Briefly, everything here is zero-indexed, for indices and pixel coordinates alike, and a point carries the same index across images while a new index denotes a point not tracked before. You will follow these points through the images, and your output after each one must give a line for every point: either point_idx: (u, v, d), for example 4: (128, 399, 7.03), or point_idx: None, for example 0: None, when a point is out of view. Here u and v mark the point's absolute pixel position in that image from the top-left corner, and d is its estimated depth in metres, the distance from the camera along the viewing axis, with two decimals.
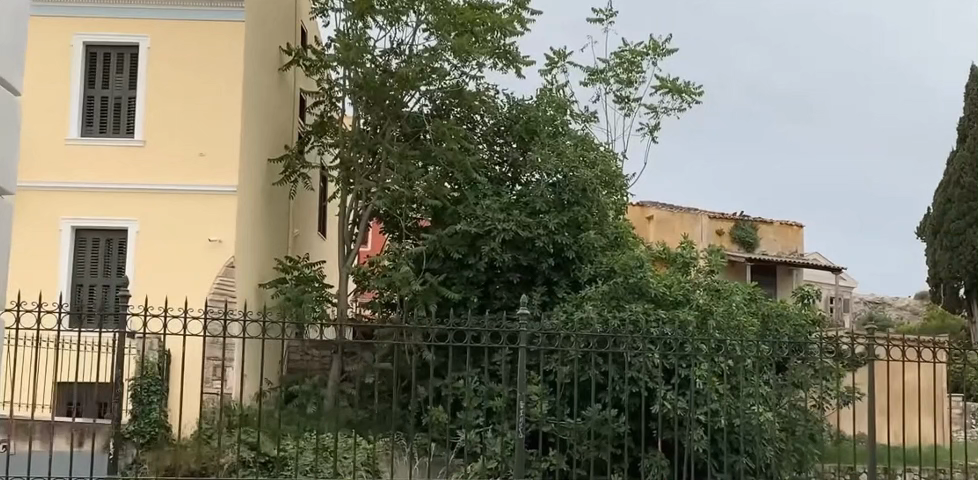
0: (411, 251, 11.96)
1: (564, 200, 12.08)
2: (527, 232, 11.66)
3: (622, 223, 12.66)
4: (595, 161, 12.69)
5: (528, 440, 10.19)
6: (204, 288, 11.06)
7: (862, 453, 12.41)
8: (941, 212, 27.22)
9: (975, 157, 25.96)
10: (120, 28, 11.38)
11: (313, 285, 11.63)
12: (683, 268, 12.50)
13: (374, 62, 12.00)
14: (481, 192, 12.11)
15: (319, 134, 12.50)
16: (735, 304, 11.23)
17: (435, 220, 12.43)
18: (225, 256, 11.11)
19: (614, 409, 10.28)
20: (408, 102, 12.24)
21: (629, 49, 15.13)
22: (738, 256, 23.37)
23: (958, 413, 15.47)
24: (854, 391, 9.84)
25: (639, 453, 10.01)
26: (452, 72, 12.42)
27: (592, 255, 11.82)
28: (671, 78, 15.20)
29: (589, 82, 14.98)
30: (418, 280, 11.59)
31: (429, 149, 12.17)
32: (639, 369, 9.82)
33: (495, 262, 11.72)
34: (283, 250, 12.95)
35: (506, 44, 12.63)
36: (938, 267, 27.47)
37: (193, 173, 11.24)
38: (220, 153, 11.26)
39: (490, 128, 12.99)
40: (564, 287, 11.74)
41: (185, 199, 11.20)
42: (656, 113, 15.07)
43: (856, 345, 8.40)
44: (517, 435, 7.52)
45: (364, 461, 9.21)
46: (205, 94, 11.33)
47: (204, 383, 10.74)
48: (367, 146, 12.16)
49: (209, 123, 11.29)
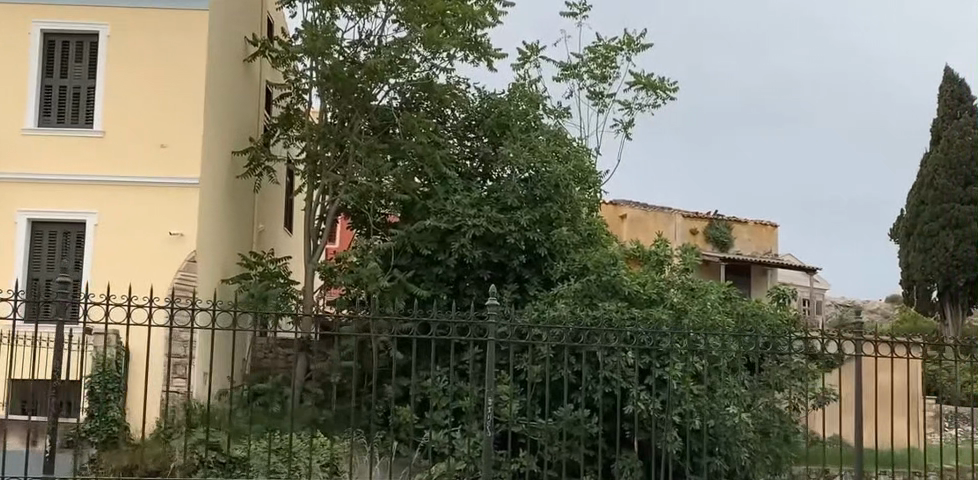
0: (379, 247, 11.65)
1: (536, 196, 11.87)
2: (498, 229, 11.38)
3: (596, 220, 12.40)
4: (567, 156, 12.47)
5: (499, 442, 9.89)
6: (165, 283, 10.71)
7: (838, 455, 12.19)
8: (914, 213, 27.09)
9: (949, 159, 26.13)
10: (80, 16, 11.03)
11: (278, 281, 11.33)
12: (657, 266, 12.22)
13: (342, 54, 11.69)
14: (451, 188, 11.80)
15: (285, 127, 12.14)
16: (710, 304, 11.00)
17: (404, 216, 12.14)
18: (187, 250, 10.76)
19: (586, 410, 10.01)
20: (376, 95, 11.95)
21: (603, 44, 14.88)
22: (712, 256, 23.22)
23: (933, 415, 15.28)
24: (831, 392, 9.61)
25: (613, 454, 9.75)
26: (422, 64, 12.14)
27: (565, 251, 11.56)
28: (645, 74, 14.96)
29: (562, 78, 14.72)
30: (386, 277, 11.28)
31: (398, 143, 11.87)
32: (612, 368, 9.57)
33: (465, 259, 11.42)
34: (247, 245, 12.63)
35: (478, 36, 12.36)
36: (912, 269, 27.36)
37: (154, 165, 10.89)
38: (181, 144, 10.91)
39: (461, 123, 12.74)
40: (536, 285, 11.47)
41: (147, 191, 10.86)
42: (631, 108, 14.82)
43: (836, 345, 8.12)
44: (488, 435, 7.23)
45: (328, 461, 8.90)
46: (167, 84, 10.98)
47: (164, 381, 10.40)
48: (334, 140, 11.82)
49: (170, 114, 10.95)
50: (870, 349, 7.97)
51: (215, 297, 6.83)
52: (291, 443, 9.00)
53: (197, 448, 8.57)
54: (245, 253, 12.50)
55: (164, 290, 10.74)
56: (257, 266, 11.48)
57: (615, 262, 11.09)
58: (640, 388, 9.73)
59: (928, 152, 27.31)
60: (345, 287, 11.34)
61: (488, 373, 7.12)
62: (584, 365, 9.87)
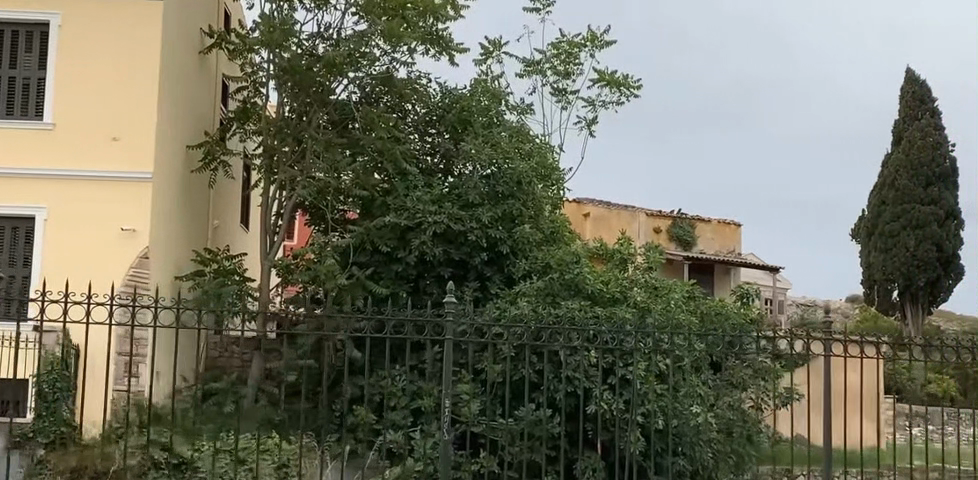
0: (337, 244, 11.42)
1: (498, 192, 11.68)
2: (459, 226, 11.20)
3: (559, 218, 12.25)
4: (530, 153, 12.25)
5: (459, 442, 9.72)
6: (117, 280, 10.43)
7: (801, 455, 12.07)
8: (876, 214, 27.12)
9: (910, 160, 26.19)
10: (30, 5, 10.70)
11: (234, 279, 11.10)
12: (620, 265, 12.03)
13: (300, 46, 11.47)
14: (411, 184, 11.60)
15: (241, 121, 11.86)
16: (673, 303, 10.87)
17: (363, 212, 11.93)
18: (140, 246, 10.49)
19: (548, 409, 9.82)
20: (335, 89, 11.72)
21: (567, 40, 14.70)
22: (675, 256, 23.17)
23: (894, 416, 15.22)
24: (795, 392, 9.48)
25: (575, 455, 9.58)
26: (382, 58, 11.91)
27: (527, 249, 11.39)
28: (610, 71, 14.79)
29: (525, 74, 14.53)
30: (344, 274, 11.05)
31: (357, 138, 11.68)
32: (575, 367, 9.41)
33: (426, 257, 11.20)
34: (202, 240, 12.37)
35: (439, 30, 12.16)
36: (873, 269, 27.38)
37: (106, 158, 10.61)
38: (134, 137, 10.63)
39: (421, 118, 12.53)
40: (497, 283, 11.30)
41: (98, 186, 10.57)
42: (595, 106, 14.64)
43: (798, 344, 7.99)
44: (445, 437, 7.04)
45: (285, 462, 8.66)
46: (119, 76, 10.72)
47: (115, 380, 10.11)
48: (291, 134, 11.57)
49: (122, 106, 10.68)
50: (836, 347, 7.87)
51: (165, 293, 6.61)
52: (246, 444, 8.75)
53: (149, 448, 8.30)
54: (199, 250, 12.23)
55: (117, 287, 10.46)
56: (211, 263, 11.23)
57: (577, 260, 10.93)
58: (603, 387, 9.57)
59: (890, 153, 27.36)
60: (303, 285, 11.10)
61: (445, 373, 6.93)
62: (546, 364, 9.70)
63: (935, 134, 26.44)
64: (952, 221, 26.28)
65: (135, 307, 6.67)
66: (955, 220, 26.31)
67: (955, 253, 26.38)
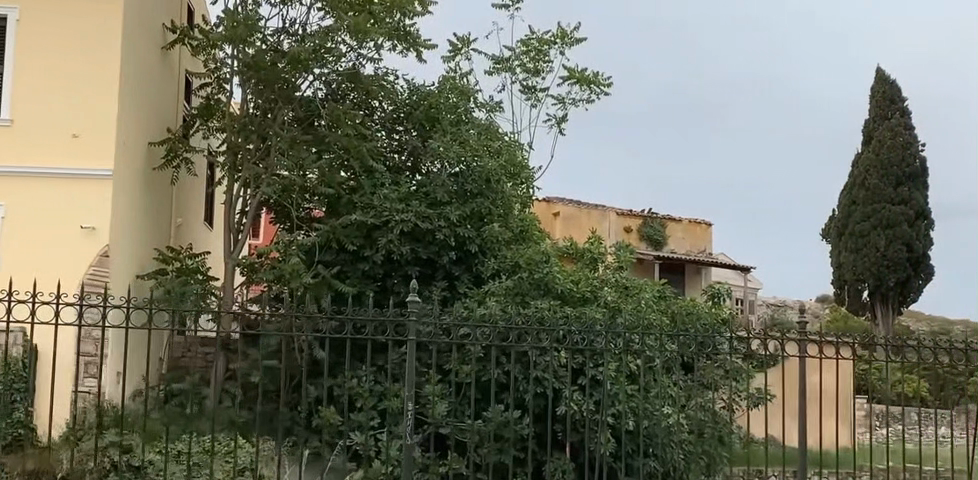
0: (302, 242, 11.20)
1: (466, 191, 11.57)
2: (427, 224, 11.05)
3: (528, 217, 12.10)
4: (499, 150, 12.07)
5: (427, 444, 9.59)
6: (75, 279, 10.15)
7: (772, 456, 11.96)
8: (846, 213, 27.12)
9: (880, 160, 26.21)
10: None
11: (197, 278, 10.97)
12: (591, 264, 11.88)
13: (265, 42, 11.26)
14: (378, 182, 11.45)
15: (205, 117, 11.63)
16: (644, 303, 10.75)
17: (329, 210, 11.80)
18: (99, 245, 10.17)
19: (517, 410, 9.67)
20: (301, 85, 11.51)
21: (537, 37, 14.56)
22: (646, 255, 23.10)
23: (865, 417, 15.16)
24: (766, 391, 9.36)
25: (544, 456, 9.43)
26: (348, 54, 11.73)
27: (496, 248, 11.29)
28: (579, 68, 14.65)
29: (494, 71, 14.37)
30: (310, 273, 10.85)
31: (323, 135, 11.49)
32: (544, 367, 9.29)
33: (393, 255, 11.04)
34: (164, 239, 12.17)
35: (406, 26, 11.98)
36: (843, 269, 27.37)
37: (65, 154, 10.32)
38: (94, 133, 10.34)
39: (389, 115, 12.32)
40: (466, 282, 11.15)
41: (57, 182, 10.28)
42: (564, 103, 14.48)
43: (769, 344, 7.87)
44: (409, 441, 6.78)
45: (248, 464, 8.43)
46: (78, 70, 10.43)
47: (77, 380, 9.81)
48: (256, 132, 11.35)
49: (81, 101, 10.39)
50: (811, 348, 7.79)
51: (121, 293, 6.38)
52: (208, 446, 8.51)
53: (109, 450, 8.06)
54: (161, 249, 12.00)
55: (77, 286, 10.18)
56: (174, 261, 11.09)
57: (547, 260, 10.78)
58: (573, 387, 9.43)
59: (860, 153, 27.37)
60: (268, 284, 10.89)
61: (409, 373, 6.75)
62: (515, 364, 9.56)
63: (904, 134, 26.46)
64: (922, 221, 26.33)
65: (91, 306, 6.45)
66: (924, 220, 26.37)
67: (925, 253, 26.44)
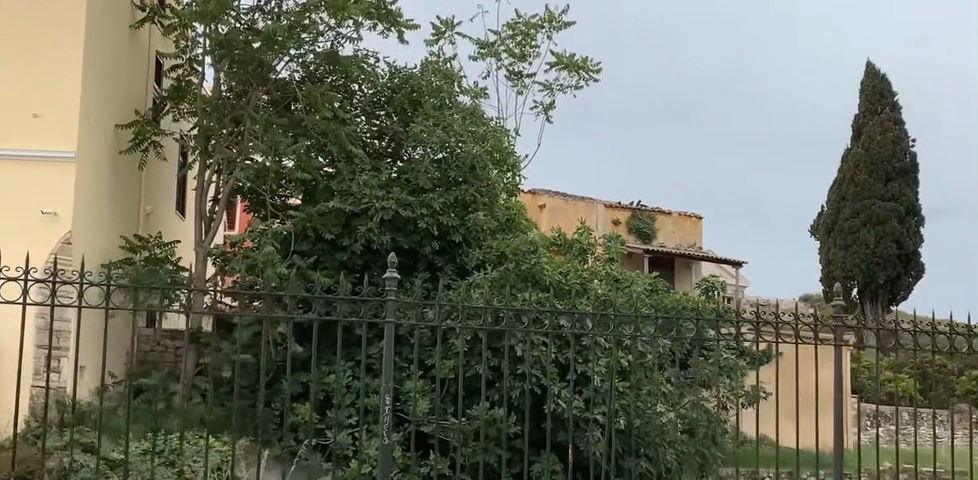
0: (276, 230, 10.64)
1: (451, 177, 11.07)
2: (409, 212, 10.57)
3: (515, 206, 11.62)
4: (485, 135, 11.50)
5: (407, 443, 9.11)
6: (38, 262, 9.35)
7: (767, 459, 11.48)
8: (835, 210, 26.68)
9: (869, 155, 25.85)
10: None
11: (165, 267, 10.60)
12: (580, 255, 11.35)
13: (239, 20, 10.67)
14: (358, 168, 10.95)
15: (176, 100, 11.10)
16: (634, 295, 10.28)
17: (307, 198, 11.34)
18: (63, 229, 9.42)
19: (502, 408, 9.14)
20: (276, 67, 10.99)
21: (523, 21, 14.04)
22: (635, 248, 22.66)
23: (856, 415, 14.69)
24: (762, 389, 8.89)
25: (532, 457, 8.93)
26: (326, 34, 11.23)
27: (481, 238, 10.80)
28: (567, 53, 14.13)
29: (479, 56, 13.87)
30: (284, 263, 10.33)
31: (299, 120, 11.02)
32: (531, 362, 8.79)
33: (373, 244, 10.57)
34: (132, 227, 11.62)
35: (387, 4, 11.44)
36: (832, 266, 26.62)
37: (28, 136, 9.52)
38: (59, 112, 9.58)
39: (368, 99, 11.87)
40: (449, 273, 10.73)
41: (15, 167, 9.46)
42: (552, 89, 13.96)
43: (760, 341, 7.36)
44: (387, 441, 6.18)
45: (219, 464, 7.85)
46: (40, 44, 9.66)
47: (35, 375, 8.84)
48: (229, 115, 10.80)
49: (45, 79, 9.63)
50: (829, 341, 7.28)
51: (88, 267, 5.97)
52: (175, 444, 7.92)
53: (70, 450, 7.48)
54: (130, 237, 11.48)
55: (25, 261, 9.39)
56: (141, 250, 10.68)
57: (535, 250, 10.27)
58: (561, 384, 8.92)
59: (850, 148, 26.97)
60: (240, 274, 10.31)
61: (386, 365, 6.18)
62: (502, 359, 9.04)
63: (894, 129, 26.17)
64: (911, 218, 25.96)
65: (54, 284, 5.98)
66: (914, 217, 26.00)
67: (915, 250, 26.04)
